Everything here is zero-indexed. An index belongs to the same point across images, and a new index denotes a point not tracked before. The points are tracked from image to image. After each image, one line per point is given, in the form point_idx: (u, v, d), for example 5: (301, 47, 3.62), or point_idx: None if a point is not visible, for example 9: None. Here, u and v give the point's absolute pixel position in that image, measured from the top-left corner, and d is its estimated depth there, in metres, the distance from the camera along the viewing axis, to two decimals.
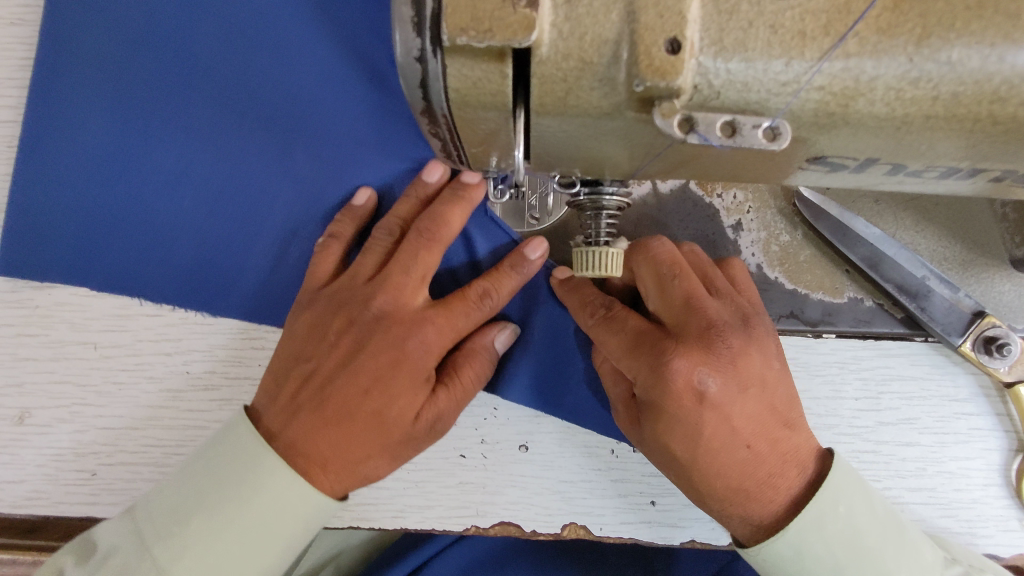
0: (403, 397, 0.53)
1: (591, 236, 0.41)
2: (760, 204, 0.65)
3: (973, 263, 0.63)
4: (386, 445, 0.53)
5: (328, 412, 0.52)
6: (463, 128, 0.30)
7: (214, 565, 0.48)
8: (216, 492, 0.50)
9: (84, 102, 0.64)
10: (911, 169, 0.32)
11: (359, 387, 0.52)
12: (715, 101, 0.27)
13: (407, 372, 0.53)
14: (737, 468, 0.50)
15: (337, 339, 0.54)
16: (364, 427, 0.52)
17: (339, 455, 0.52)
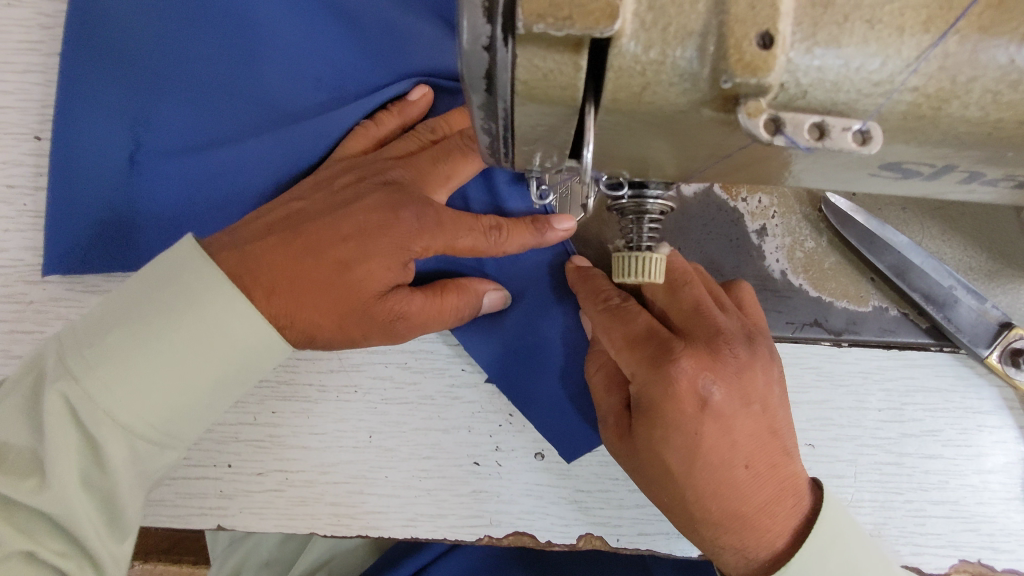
0: (376, 268, 0.50)
1: (633, 242, 0.40)
2: (785, 209, 0.63)
3: (1000, 273, 0.61)
4: (340, 314, 0.51)
5: (308, 238, 0.50)
6: (521, 125, 0.28)
7: (151, 393, 0.46)
8: (152, 311, 0.47)
9: (117, 81, 0.61)
10: (986, 178, 0.30)
11: (344, 224, 0.51)
12: (801, 100, 0.25)
13: (383, 256, 0.50)
14: (735, 490, 0.48)
15: (342, 190, 0.54)
16: (328, 274, 0.50)
17: (299, 290, 0.50)
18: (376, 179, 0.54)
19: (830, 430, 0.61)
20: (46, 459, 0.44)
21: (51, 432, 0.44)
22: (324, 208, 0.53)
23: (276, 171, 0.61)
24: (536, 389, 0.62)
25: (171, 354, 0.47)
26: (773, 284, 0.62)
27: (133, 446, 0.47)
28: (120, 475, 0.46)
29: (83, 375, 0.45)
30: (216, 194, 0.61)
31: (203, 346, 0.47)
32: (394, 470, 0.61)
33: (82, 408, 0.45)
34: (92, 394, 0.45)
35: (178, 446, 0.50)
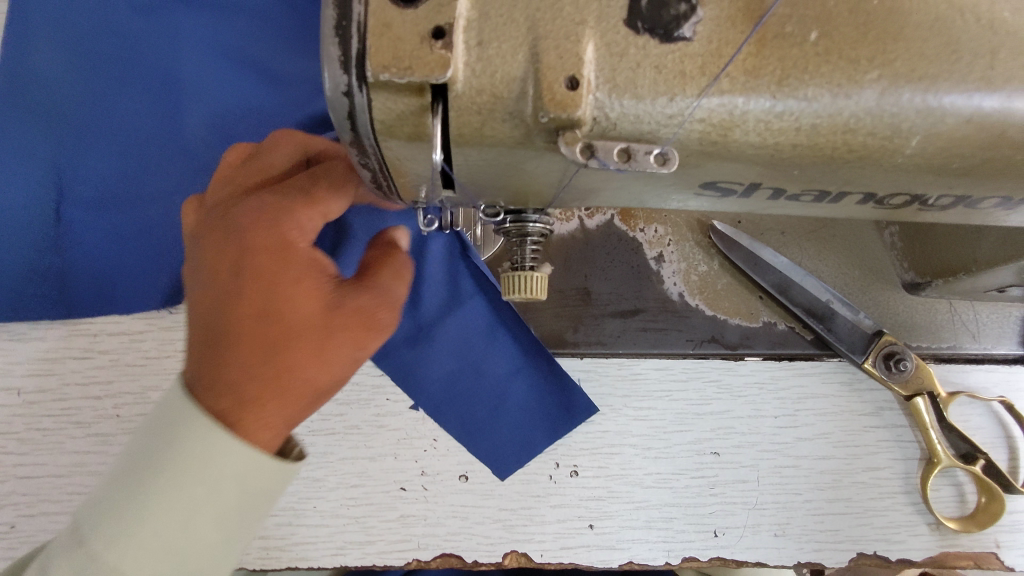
0: (291, 293, 0.40)
1: (518, 262, 0.45)
2: (678, 237, 0.70)
3: (870, 287, 0.69)
4: (268, 373, 0.39)
5: (206, 289, 0.40)
6: (391, 161, 0.33)
7: (171, 550, 0.39)
8: (154, 451, 0.39)
9: (45, 131, 0.65)
10: (789, 193, 0.36)
11: (237, 260, 0.40)
12: (613, 131, 0.30)
13: (299, 280, 0.40)
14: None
15: (216, 219, 0.43)
16: (242, 322, 0.39)
17: (216, 352, 0.39)
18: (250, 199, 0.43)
19: (733, 438, 0.66)
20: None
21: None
22: (208, 246, 0.41)
23: None
24: (463, 411, 0.66)
25: (177, 507, 0.38)
26: (672, 305, 0.68)
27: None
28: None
29: (92, 531, 0.39)
30: (145, 242, 0.64)
31: (195, 496, 0.38)
32: (322, 500, 0.63)
33: (87, 572, 0.38)
34: (96, 554, 0.38)
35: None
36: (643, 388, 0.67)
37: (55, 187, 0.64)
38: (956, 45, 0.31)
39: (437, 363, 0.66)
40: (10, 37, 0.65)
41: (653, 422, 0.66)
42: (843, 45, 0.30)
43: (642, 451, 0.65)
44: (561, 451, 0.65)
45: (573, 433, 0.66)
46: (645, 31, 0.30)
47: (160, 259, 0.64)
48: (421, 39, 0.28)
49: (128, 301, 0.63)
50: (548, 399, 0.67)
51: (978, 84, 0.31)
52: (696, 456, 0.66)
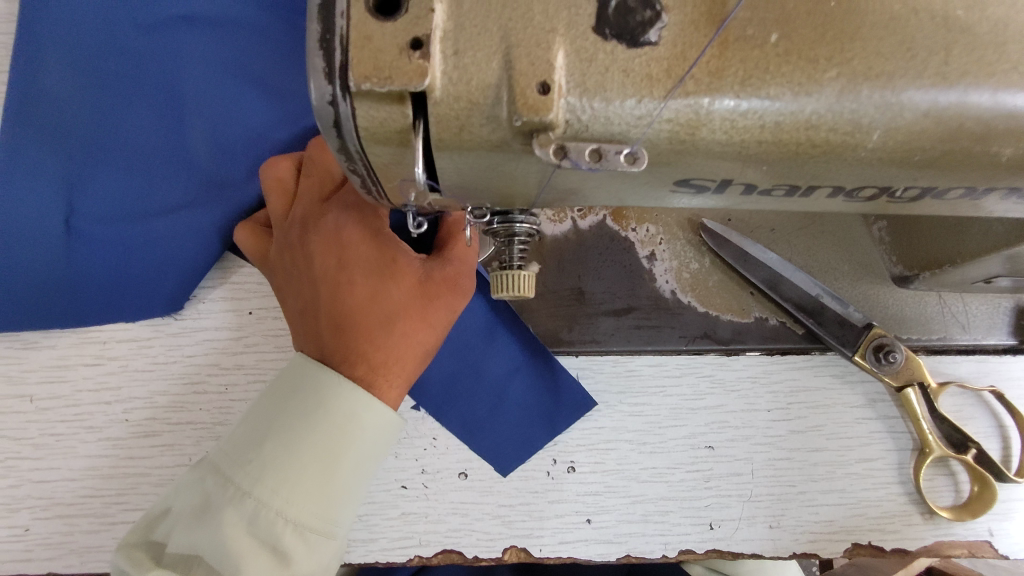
0: (385, 288, 0.55)
1: (506, 261, 0.46)
2: (670, 236, 0.71)
3: (860, 282, 0.70)
4: (377, 343, 0.55)
5: (326, 282, 0.56)
6: (378, 166, 0.35)
7: (314, 487, 0.52)
8: (290, 423, 0.53)
9: (53, 145, 0.67)
10: (760, 189, 0.37)
11: (343, 263, 0.55)
12: (585, 133, 0.32)
13: (392, 268, 0.56)
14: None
15: (310, 237, 0.57)
16: (360, 307, 0.55)
17: (349, 329, 0.55)
18: (331, 215, 0.56)
19: (727, 432, 0.67)
20: (234, 560, 0.50)
21: (225, 541, 0.50)
22: (319, 257, 0.56)
23: (204, 220, 0.66)
24: (464, 410, 0.67)
25: (318, 451, 0.53)
26: (665, 302, 0.69)
27: (304, 537, 0.52)
28: (300, 563, 0.52)
29: (252, 485, 0.52)
30: (152, 252, 0.66)
31: (334, 442, 0.53)
32: None
33: (258, 516, 0.51)
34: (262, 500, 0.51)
35: (337, 533, 0.54)
36: (638, 384, 0.68)
37: (62, 199, 0.66)
38: (912, 43, 0.33)
39: (436, 365, 0.67)
40: (21, 58, 0.68)
41: (648, 417, 0.67)
42: (802, 46, 0.32)
43: (638, 446, 0.67)
44: (558, 447, 0.67)
45: (570, 429, 0.67)
46: (612, 38, 0.31)
47: (163, 266, 0.66)
48: (399, 50, 0.30)
49: (133, 310, 0.66)
50: (547, 395, 0.67)
51: (933, 80, 0.33)
52: (691, 450, 0.67)
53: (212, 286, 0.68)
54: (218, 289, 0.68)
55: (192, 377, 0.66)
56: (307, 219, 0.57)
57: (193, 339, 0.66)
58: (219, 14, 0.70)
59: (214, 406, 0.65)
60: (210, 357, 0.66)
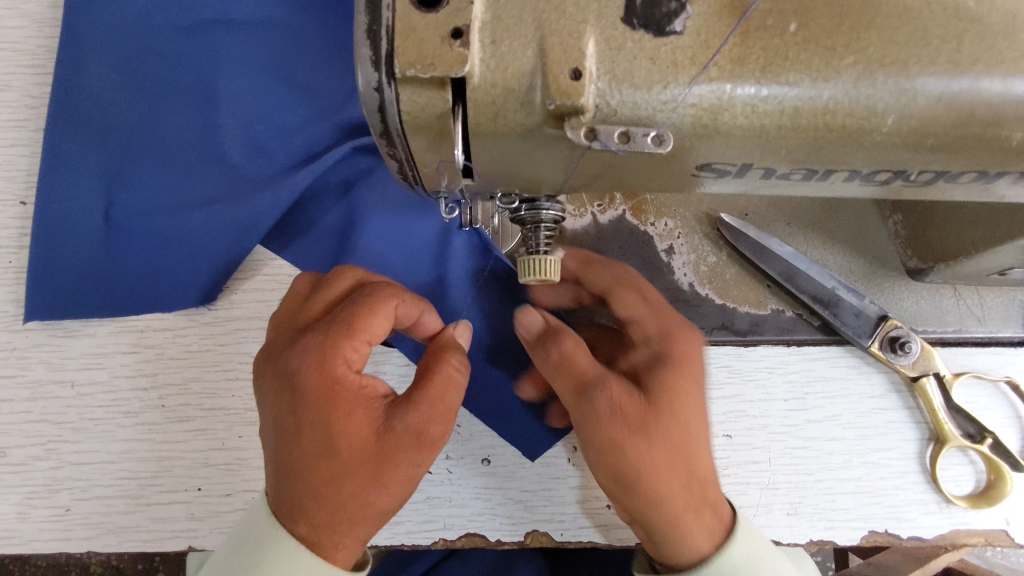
0: (343, 419, 0.51)
1: (533, 247, 0.48)
2: (688, 230, 0.73)
3: (876, 275, 0.71)
4: (328, 473, 0.50)
5: (283, 447, 0.52)
6: (416, 150, 0.37)
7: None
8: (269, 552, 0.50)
9: (96, 143, 0.70)
10: (779, 173, 0.39)
11: (308, 419, 0.51)
12: (613, 117, 0.34)
13: (355, 419, 0.51)
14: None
15: (280, 363, 0.53)
16: (310, 459, 0.50)
17: (302, 489, 0.51)
18: (299, 347, 0.53)
19: (744, 421, 0.69)
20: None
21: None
22: (278, 393, 0.52)
23: (238, 213, 0.69)
24: (490, 397, 0.69)
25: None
26: (683, 295, 0.71)
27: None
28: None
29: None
30: (187, 244, 0.69)
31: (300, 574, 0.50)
32: None
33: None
34: None
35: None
36: None
37: (104, 194, 0.69)
38: (925, 33, 0.34)
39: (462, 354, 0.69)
40: (64, 59, 0.71)
41: None
42: (819, 35, 0.34)
43: None
44: None
45: None
46: (639, 28, 0.33)
47: (199, 257, 0.69)
48: (441, 39, 0.32)
49: (168, 299, 0.68)
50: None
51: (945, 67, 0.34)
52: (709, 438, 0.68)
53: (245, 277, 0.70)
54: (250, 280, 0.70)
55: (225, 364, 0.68)
56: (281, 349, 0.54)
57: (226, 328, 0.69)
58: (251, 17, 0.73)
59: (246, 392, 0.67)
60: (242, 345, 0.68)
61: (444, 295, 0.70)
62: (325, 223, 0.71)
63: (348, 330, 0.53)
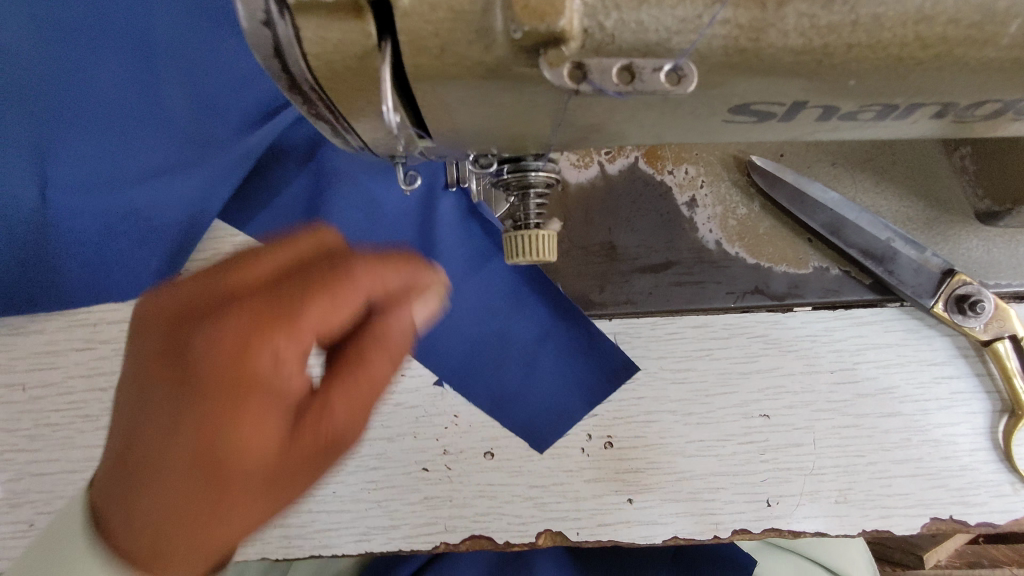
0: (268, 366, 0.37)
1: (521, 219, 0.39)
2: (713, 176, 0.62)
3: (938, 220, 0.60)
4: (209, 439, 0.36)
5: (170, 349, 0.37)
6: (343, 108, 0.28)
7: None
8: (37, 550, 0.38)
9: (13, 104, 0.59)
10: (844, 112, 0.29)
11: (206, 365, 0.36)
12: (610, 45, 0.24)
13: (260, 402, 0.37)
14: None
15: (231, 262, 0.41)
16: (198, 408, 0.36)
17: (165, 434, 0.36)
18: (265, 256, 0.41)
19: (784, 398, 0.60)
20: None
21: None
22: (193, 298, 0.39)
23: (192, 183, 0.61)
24: (491, 381, 0.61)
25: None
26: (708, 255, 0.61)
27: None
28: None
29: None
30: (136, 224, 0.60)
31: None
32: (341, 484, 0.59)
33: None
34: None
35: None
36: (680, 348, 0.60)
37: (26, 165, 0.58)
38: None
39: (455, 334, 0.61)
40: None
41: (693, 385, 0.60)
42: None
43: (683, 418, 0.60)
44: (593, 422, 0.60)
45: (605, 402, 0.60)
46: None
47: (149, 238, 0.60)
48: None
49: (123, 288, 0.60)
50: (582, 362, 0.61)
51: None
52: (743, 420, 0.60)
53: (205, 260, 0.61)
54: (211, 262, 0.61)
55: None
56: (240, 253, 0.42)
57: None
58: None
59: None
60: None
61: (433, 266, 0.61)
62: (294, 192, 0.63)
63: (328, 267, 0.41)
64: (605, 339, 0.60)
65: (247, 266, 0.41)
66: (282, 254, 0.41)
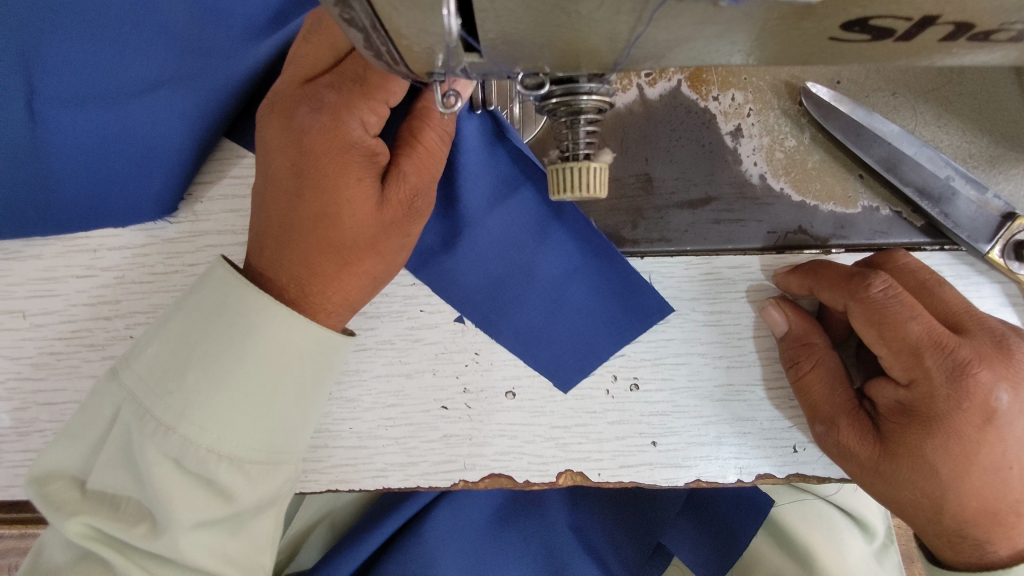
0: (349, 186, 0.45)
1: (568, 148, 0.35)
2: (762, 104, 0.58)
3: (1001, 157, 0.56)
4: (321, 243, 0.46)
5: (280, 181, 0.46)
6: (383, 10, 0.24)
7: (238, 421, 0.45)
8: (205, 344, 0.45)
9: None
10: (978, 28, 0.25)
11: (309, 136, 0.45)
12: None
13: (356, 160, 0.45)
14: (995, 488, 0.48)
15: (288, 113, 0.45)
16: (309, 220, 0.46)
17: (286, 240, 0.47)
18: (314, 97, 0.45)
19: None
20: (162, 502, 0.44)
21: (149, 481, 0.44)
22: (282, 146, 0.46)
23: (188, 100, 0.54)
24: (515, 318, 0.57)
25: (245, 399, 0.46)
26: (751, 190, 0.57)
27: (246, 472, 0.46)
28: (246, 499, 0.46)
29: (176, 422, 0.44)
30: (131, 143, 0.55)
31: (264, 373, 0.46)
32: (357, 421, 0.57)
33: (183, 455, 0.44)
34: (191, 438, 0.44)
35: (289, 459, 0.49)
36: (714, 288, 0.57)
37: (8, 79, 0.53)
38: None
39: (477, 268, 0.57)
40: None
41: (726, 327, 0.57)
42: None
43: (713, 361, 0.57)
44: (620, 362, 0.58)
45: (633, 342, 0.58)
46: None
47: (146, 160, 0.55)
48: None
49: (121, 214, 0.56)
50: (611, 299, 0.57)
51: None
52: (776, 366, 0.57)
53: (210, 181, 0.58)
54: (216, 184, 0.58)
55: None
56: (287, 97, 0.46)
57: (195, 246, 0.58)
58: None
59: None
60: None
61: (455, 193, 0.56)
62: None
63: (362, 88, 0.45)
64: (637, 278, 0.56)
65: (313, 157, 0.45)
66: (325, 92, 0.45)
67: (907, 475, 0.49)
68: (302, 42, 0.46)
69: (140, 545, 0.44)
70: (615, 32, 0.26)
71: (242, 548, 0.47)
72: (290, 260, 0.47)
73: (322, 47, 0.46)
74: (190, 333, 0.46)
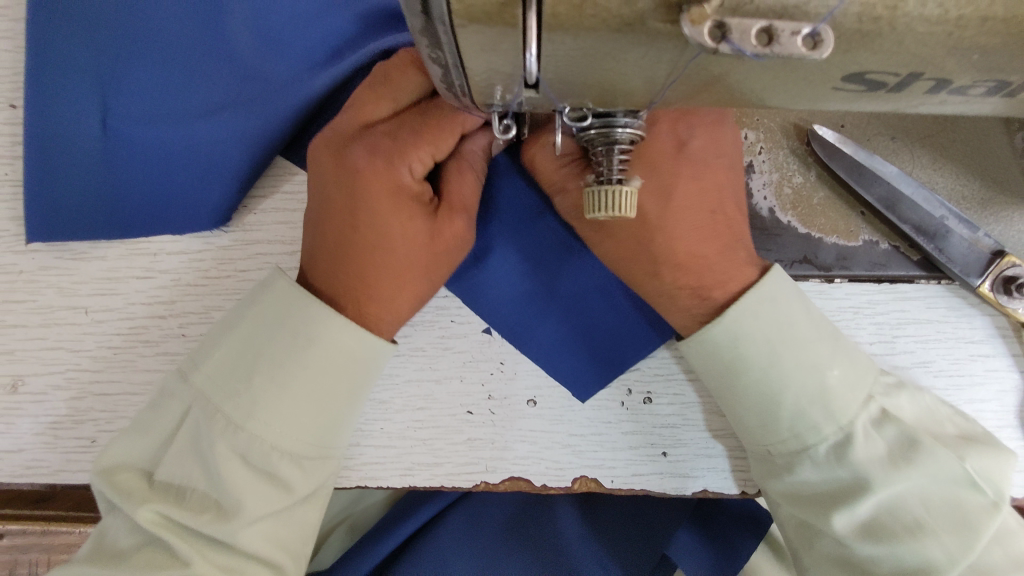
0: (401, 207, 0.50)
1: (603, 175, 0.38)
2: (773, 143, 0.63)
3: (992, 200, 0.61)
4: (373, 258, 0.51)
5: (337, 202, 0.51)
6: (467, 52, 0.29)
7: (298, 416, 0.50)
8: (271, 350, 0.50)
9: (82, 42, 0.60)
10: (954, 85, 0.30)
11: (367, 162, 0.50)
12: (749, 6, 0.25)
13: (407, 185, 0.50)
14: (717, 265, 0.53)
15: (348, 142, 0.51)
16: (362, 237, 0.50)
17: (340, 257, 0.51)
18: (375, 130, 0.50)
19: None
20: (230, 493, 0.48)
21: (219, 475, 0.48)
22: (341, 171, 0.51)
23: (247, 123, 0.60)
24: (538, 331, 0.62)
25: (306, 401, 0.51)
26: (762, 221, 0.61)
27: (302, 467, 0.51)
28: (302, 490, 0.51)
29: (245, 420, 0.49)
30: (195, 158, 0.60)
31: (325, 376, 0.51)
32: (388, 422, 0.61)
33: (251, 450, 0.49)
34: (258, 433, 0.49)
35: (336, 455, 0.54)
36: None
37: (92, 104, 0.60)
38: None
39: (507, 283, 0.61)
40: None
41: None
42: None
43: None
44: (635, 376, 0.62)
45: (648, 358, 0.62)
46: None
47: (206, 176, 0.60)
48: None
49: (180, 223, 0.61)
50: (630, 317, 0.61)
51: None
52: None
53: (264, 196, 0.63)
54: (269, 198, 0.63)
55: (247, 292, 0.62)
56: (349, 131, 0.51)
57: (246, 253, 0.62)
58: None
59: None
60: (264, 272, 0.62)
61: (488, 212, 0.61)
62: None
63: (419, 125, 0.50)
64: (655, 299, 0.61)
65: (370, 181, 0.50)
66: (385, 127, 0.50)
67: (648, 236, 0.52)
68: (366, 86, 0.52)
69: (208, 530, 0.47)
70: (654, 76, 0.30)
71: (293, 536, 0.51)
72: (342, 273, 0.51)
73: (385, 92, 0.51)
74: (256, 338, 0.51)
